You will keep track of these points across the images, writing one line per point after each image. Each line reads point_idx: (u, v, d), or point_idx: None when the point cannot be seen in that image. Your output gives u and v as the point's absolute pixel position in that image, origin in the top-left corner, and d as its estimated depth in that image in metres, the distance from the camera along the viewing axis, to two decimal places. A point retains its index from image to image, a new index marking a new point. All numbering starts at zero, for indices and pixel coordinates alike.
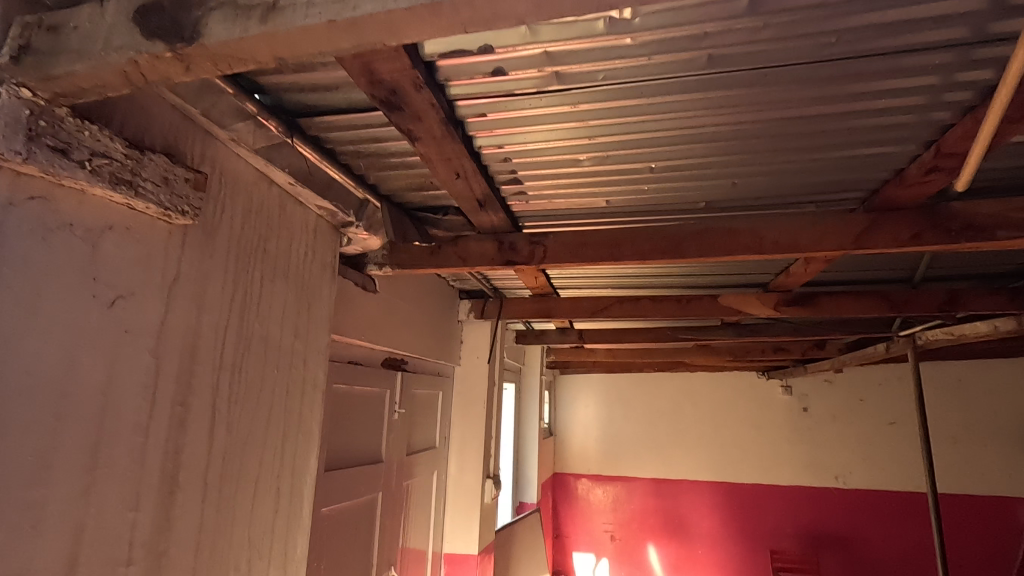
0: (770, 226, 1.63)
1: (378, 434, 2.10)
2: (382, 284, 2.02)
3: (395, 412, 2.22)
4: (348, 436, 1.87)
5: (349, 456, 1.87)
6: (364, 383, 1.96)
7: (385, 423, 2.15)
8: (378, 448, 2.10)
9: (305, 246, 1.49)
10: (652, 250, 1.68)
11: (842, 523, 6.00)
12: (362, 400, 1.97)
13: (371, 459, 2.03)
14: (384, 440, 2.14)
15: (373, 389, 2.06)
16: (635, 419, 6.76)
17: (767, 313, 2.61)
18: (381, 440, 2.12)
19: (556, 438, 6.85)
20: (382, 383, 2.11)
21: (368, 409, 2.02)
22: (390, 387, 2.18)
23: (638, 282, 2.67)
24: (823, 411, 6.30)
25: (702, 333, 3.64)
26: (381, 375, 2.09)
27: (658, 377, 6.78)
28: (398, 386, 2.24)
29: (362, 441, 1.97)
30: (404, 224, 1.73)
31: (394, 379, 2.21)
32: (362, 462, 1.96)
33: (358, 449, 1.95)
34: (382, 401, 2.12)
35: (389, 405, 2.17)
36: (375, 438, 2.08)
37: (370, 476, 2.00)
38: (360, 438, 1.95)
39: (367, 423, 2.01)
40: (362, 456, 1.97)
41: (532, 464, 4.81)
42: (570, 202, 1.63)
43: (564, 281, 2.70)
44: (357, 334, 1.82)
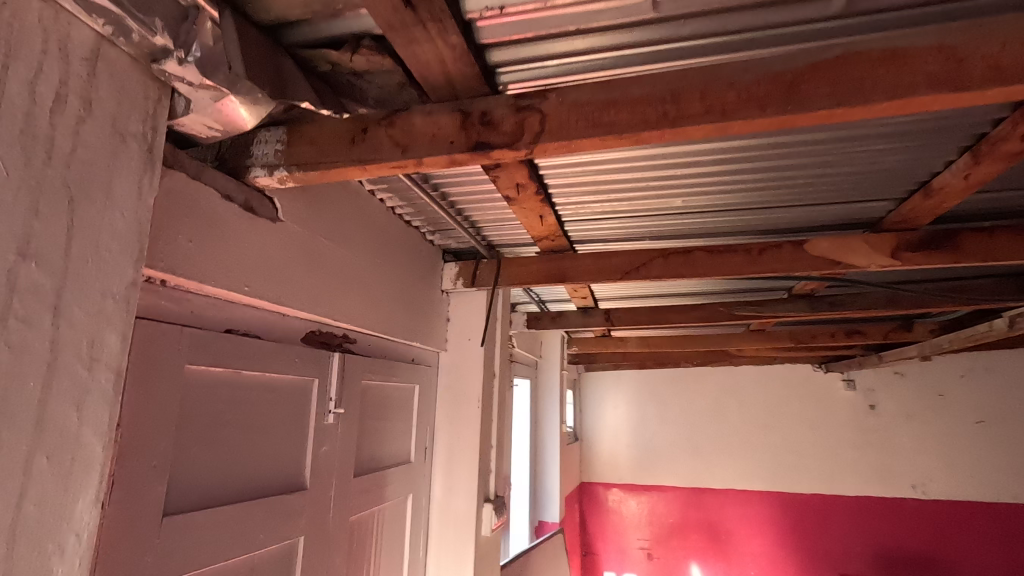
0: (977, 37, 0.83)
1: (295, 448, 1.34)
2: (290, 210, 1.27)
3: (330, 414, 1.45)
4: (222, 454, 1.13)
5: (225, 487, 1.13)
6: (256, 367, 1.21)
7: (310, 431, 1.39)
8: (297, 469, 1.34)
9: (63, 83, 0.76)
10: (741, 102, 0.90)
11: (924, 539, 5.05)
12: (254, 395, 1.22)
13: (278, 488, 1.28)
14: (308, 458, 1.38)
15: (281, 378, 1.31)
16: (673, 421, 5.89)
17: (882, 262, 1.78)
18: (302, 458, 1.37)
19: (582, 442, 6.03)
20: (301, 369, 1.36)
21: (271, 410, 1.27)
22: (317, 375, 1.42)
23: (691, 223, 1.87)
24: (895, 408, 5.36)
25: (766, 307, 2.81)
26: (297, 357, 1.34)
27: (699, 373, 5.89)
28: (334, 374, 1.48)
29: (257, 462, 1.22)
30: (295, 80, 0.99)
31: (327, 364, 1.46)
32: (258, 496, 1.21)
33: (250, 474, 1.20)
34: (300, 396, 1.37)
35: (318, 404, 1.42)
36: (290, 456, 1.32)
37: (277, 518, 1.24)
38: (252, 457, 1.20)
39: (268, 431, 1.26)
40: (259, 485, 1.22)
41: (553, 475, 4.01)
42: (586, 8, 0.87)
43: (585, 226, 1.92)
44: (225, 283, 1.08)
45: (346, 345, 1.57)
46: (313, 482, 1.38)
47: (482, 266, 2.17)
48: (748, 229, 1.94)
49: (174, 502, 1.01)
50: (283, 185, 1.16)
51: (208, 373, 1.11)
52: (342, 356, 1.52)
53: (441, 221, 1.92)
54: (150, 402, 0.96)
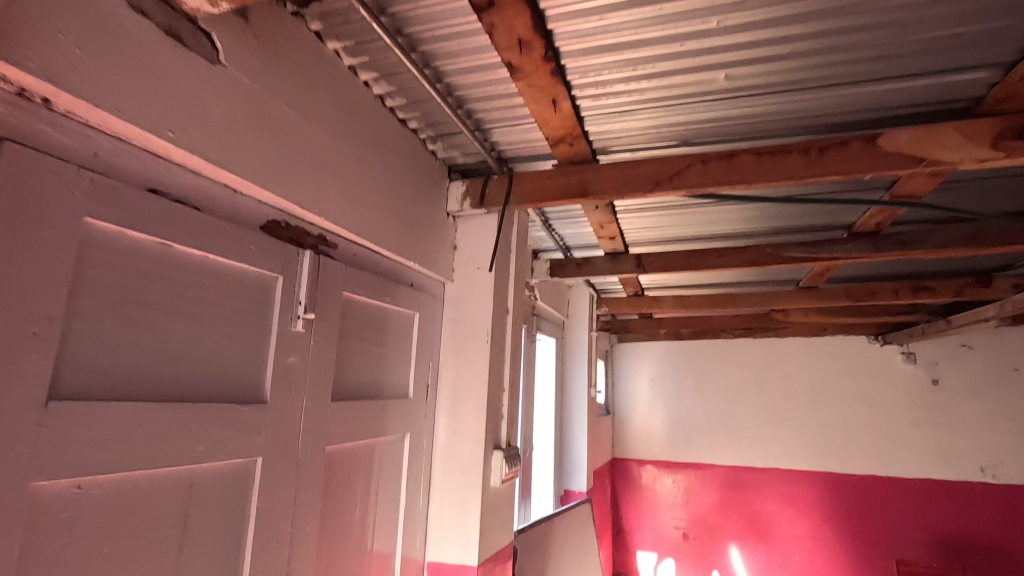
0: None
1: (250, 353, 1.12)
2: (235, 57, 1.04)
3: (298, 321, 1.23)
4: (145, 340, 0.91)
5: (148, 380, 0.92)
6: (192, 243, 0.99)
7: (271, 336, 1.17)
8: (253, 378, 1.12)
9: None
10: None
11: (993, 527, 4.56)
12: (192, 278, 1.00)
13: (227, 395, 1.06)
14: (268, 368, 1.16)
15: (231, 266, 1.08)
16: (713, 394, 5.51)
17: (975, 157, 1.43)
18: (261, 367, 1.15)
19: (614, 416, 5.73)
20: (258, 260, 1.13)
21: (217, 302, 1.05)
22: (280, 272, 1.19)
23: (736, 114, 1.56)
24: (962, 384, 4.85)
25: (823, 247, 2.45)
26: (252, 244, 1.11)
27: (740, 344, 5.48)
28: (304, 276, 1.25)
29: (197, 360, 1.00)
30: None
31: (295, 262, 1.23)
32: (198, 399, 1.00)
33: (186, 372, 0.98)
34: (258, 293, 1.15)
35: (282, 307, 1.19)
36: (243, 361, 1.10)
37: (222, 429, 1.03)
38: (189, 352, 0.99)
39: (213, 325, 1.04)
40: (199, 387, 1.00)
41: (580, 442, 3.72)
42: None
43: (608, 125, 1.63)
44: (138, 119, 0.86)
45: (322, 247, 1.34)
46: (274, 396, 1.16)
47: (492, 184, 1.91)
48: (808, 125, 1.61)
49: (68, 386, 0.80)
50: (219, 5, 0.94)
51: (123, 238, 0.89)
52: (315, 257, 1.29)
53: (441, 121, 1.66)
54: (20, 248, 0.74)
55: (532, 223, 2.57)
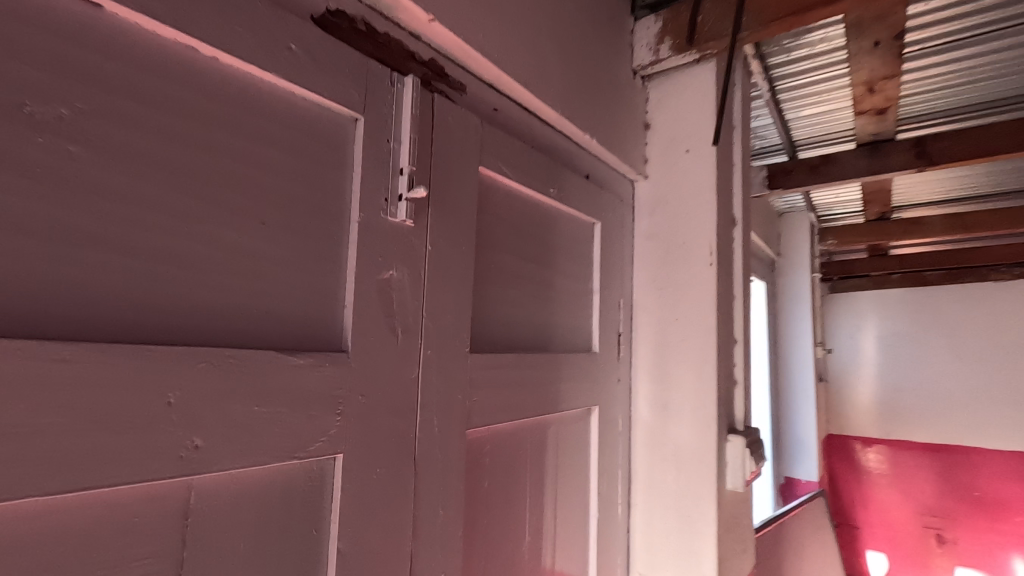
0: None
1: (306, 256, 0.58)
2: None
3: (398, 208, 0.66)
4: (38, 206, 0.40)
5: (57, 296, 0.41)
6: (145, 6, 0.45)
7: (349, 230, 0.62)
8: (317, 307, 0.58)
9: None
10: None
11: None
12: (158, 89, 0.47)
13: (259, 336, 0.53)
14: (345, 289, 0.61)
15: (250, 81, 0.54)
16: (1006, 351, 3.53)
17: None
18: (333, 286, 0.60)
19: (830, 383, 4.04)
20: (310, 77, 0.58)
21: (223, 147, 0.51)
22: (359, 111, 0.63)
23: None
24: None
25: None
26: (289, 39, 0.56)
27: None
28: (408, 124, 0.67)
29: (183, 260, 0.48)
30: None
31: (387, 97, 0.66)
32: (188, 341, 0.48)
33: (155, 283, 0.46)
34: (317, 147, 0.60)
35: (367, 176, 0.63)
36: (290, 270, 0.56)
37: (247, 402, 0.50)
38: (162, 244, 0.47)
39: (216, 193, 0.51)
40: (192, 317, 0.48)
41: (804, 415, 2.83)
42: None
43: None
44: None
45: (437, 87, 0.75)
46: (361, 341, 0.61)
47: (707, 10, 1.15)
48: None
49: None
50: None
51: None
52: (425, 96, 0.71)
53: None
54: None
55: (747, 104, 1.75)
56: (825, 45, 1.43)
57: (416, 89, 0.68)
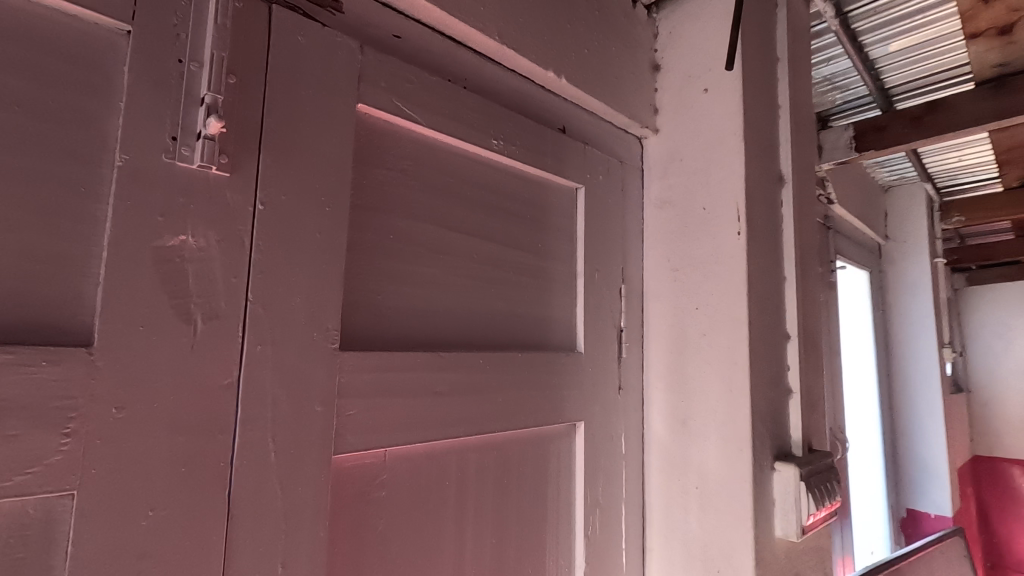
0: None
1: (25, 213, 0.41)
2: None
3: (192, 152, 0.48)
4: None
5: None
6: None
7: (106, 181, 0.45)
8: (43, 285, 0.42)
9: None
10: None
11: None
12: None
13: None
14: (97, 261, 0.44)
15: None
16: None
17: None
18: (76, 256, 0.43)
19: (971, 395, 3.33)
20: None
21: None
22: (125, 20, 0.46)
23: None
24: None
25: None
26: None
27: None
28: (213, 39, 0.49)
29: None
30: None
31: (178, 3, 0.49)
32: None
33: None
34: (52, 65, 0.43)
35: (136, 105, 0.46)
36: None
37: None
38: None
39: None
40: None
41: (932, 434, 2.28)
42: None
43: None
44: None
45: (287, 2, 0.56)
46: (119, 333, 0.44)
47: None
48: None
49: None
50: None
51: None
52: (252, 6, 0.53)
53: None
54: None
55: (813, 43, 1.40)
56: None
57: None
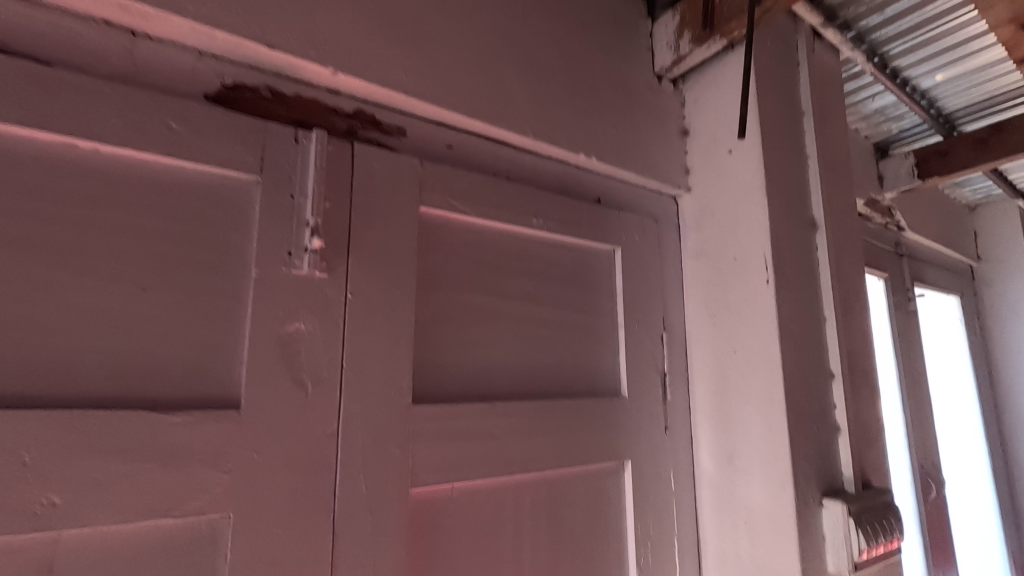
0: None
1: (196, 317, 0.60)
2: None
3: (300, 261, 0.66)
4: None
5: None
6: (9, 114, 0.53)
7: (245, 288, 0.63)
8: (207, 366, 0.60)
9: None
10: None
11: None
12: (31, 182, 0.54)
13: (135, 398, 0.56)
14: (240, 345, 0.62)
15: (131, 162, 0.59)
16: None
17: None
18: (227, 343, 0.61)
19: None
20: (195, 149, 0.62)
21: (100, 225, 0.57)
22: (256, 173, 0.65)
23: None
24: None
25: None
26: (169, 119, 0.61)
27: None
28: (314, 177, 0.68)
29: (54, 330, 0.53)
30: None
31: (289, 155, 0.68)
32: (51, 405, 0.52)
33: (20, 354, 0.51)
34: (211, 212, 0.63)
35: (263, 233, 0.64)
36: (175, 332, 0.59)
37: (109, 465, 0.53)
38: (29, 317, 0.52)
39: (95, 266, 0.56)
40: (59, 383, 0.53)
41: None
42: None
43: None
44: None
45: (366, 135, 0.76)
46: (255, 397, 0.61)
47: None
48: None
49: None
50: None
51: None
52: (339, 147, 0.71)
53: None
54: None
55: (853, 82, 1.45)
56: None
57: (322, 142, 0.69)
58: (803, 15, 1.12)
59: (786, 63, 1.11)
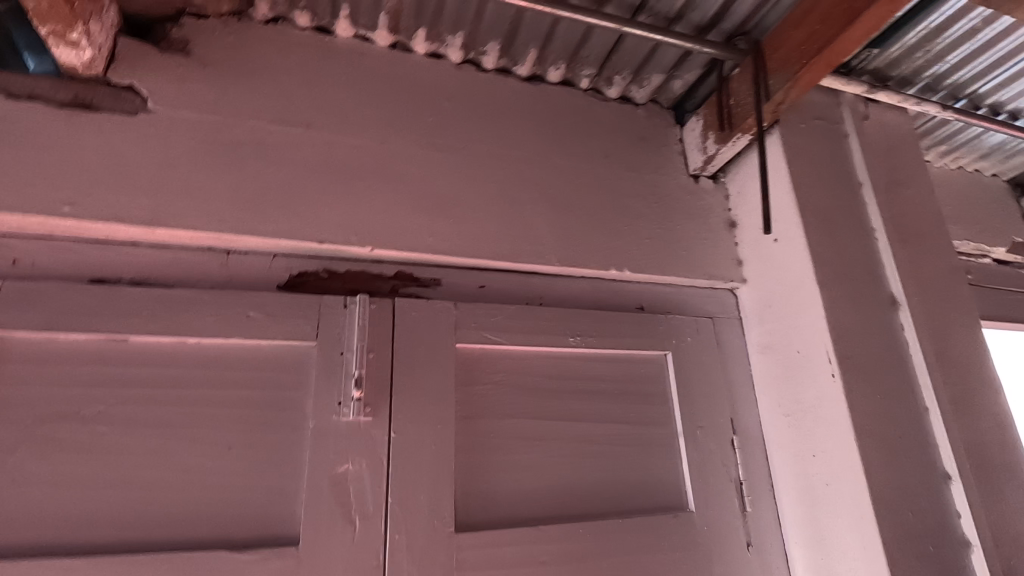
0: None
1: (270, 466, 0.75)
2: (171, 94, 0.84)
3: (347, 409, 0.79)
4: (74, 467, 0.69)
5: (75, 526, 0.67)
6: (142, 327, 0.75)
7: (304, 437, 0.77)
8: (275, 506, 0.74)
9: None
10: None
11: None
12: (158, 375, 0.75)
13: (221, 538, 0.70)
14: (303, 487, 0.75)
15: (223, 346, 0.78)
16: None
17: None
18: (291, 486, 0.75)
19: None
20: (268, 328, 0.80)
21: (199, 399, 0.75)
22: (313, 339, 0.81)
23: None
24: None
25: None
26: (247, 309, 0.79)
27: None
28: (356, 335, 0.82)
29: (168, 485, 0.71)
30: None
31: (338, 320, 0.83)
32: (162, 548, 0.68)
33: (147, 507, 0.69)
34: (280, 376, 0.79)
35: (319, 389, 0.79)
36: (253, 480, 0.74)
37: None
38: (151, 478, 0.71)
39: (196, 433, 0.74)
40: (171, 528, 0.69)
41: None
42: None
43: None
44: (15, 200, 0.72)
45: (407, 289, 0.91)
46: (311, 534, 0.72)
47: (737, 87, 1.02)
48: None
49: None
50: (82, 46, 0.76)
51: (57, 343, 0.72)
52: (381, 304, 0.85)
53: (578, 41, 1.01)
54: None
55: (945, 128, 1.31)
56: (993, 27, 1.03)
57: (364, 305, 0.83)
58: (841, 88, 1.09)
59: (831, 139, 1.07)
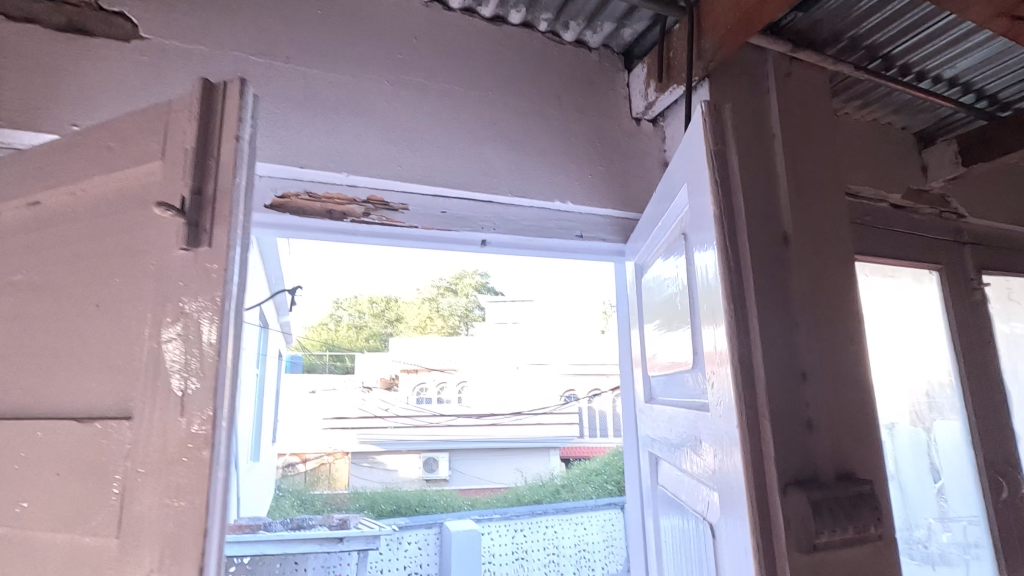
0: None
1: (125, 312, 0.69)
2: (159, 23, 0.91)
3: (180, 238, 0.65)
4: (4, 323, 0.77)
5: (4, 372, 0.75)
6: (33, 188, 0.78)
7: (156, 283, 0.67)
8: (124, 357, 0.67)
9: None
10: None
11: None
12: (51, 231, 0.77)
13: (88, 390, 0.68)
14: (146, 332, 0.66)
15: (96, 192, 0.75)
16: None
17: None
18: (137, 334, 0.67)
19: None
20: (118, 159, 0.73)
21: (78, 249, 0.74)
22: (155, 157, 0.70)
23: None
24: None
25: None
26: (104, 140, 0.74)
27: None
28: (191, 137, 0.67)
29: (61, 338, 0.72)
30: None
31: (180, 121, 0.68)
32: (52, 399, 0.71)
33: (39, 357, 0.73)
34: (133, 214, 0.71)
35: (168, 226, 0.67)
36: (110, 331, 0.69)
37: (66, 443, 0.66)
38: (45, 328, 0.74)
39: (74, 285, 0.73)
40: (52, 378, 0.71)
41: None
42: None
43: None
44: (27, 120, 0.82)
45: (248, 96, 0.68)
46: (151, 386, 0.64)
47: (676, 42, 1.15)
48: None
49: None
50: None
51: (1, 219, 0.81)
52: (215, 99, 0.68)
53: None
54: None
55: (861, 85, 1.48)
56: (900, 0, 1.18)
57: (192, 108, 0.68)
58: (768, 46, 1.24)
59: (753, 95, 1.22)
